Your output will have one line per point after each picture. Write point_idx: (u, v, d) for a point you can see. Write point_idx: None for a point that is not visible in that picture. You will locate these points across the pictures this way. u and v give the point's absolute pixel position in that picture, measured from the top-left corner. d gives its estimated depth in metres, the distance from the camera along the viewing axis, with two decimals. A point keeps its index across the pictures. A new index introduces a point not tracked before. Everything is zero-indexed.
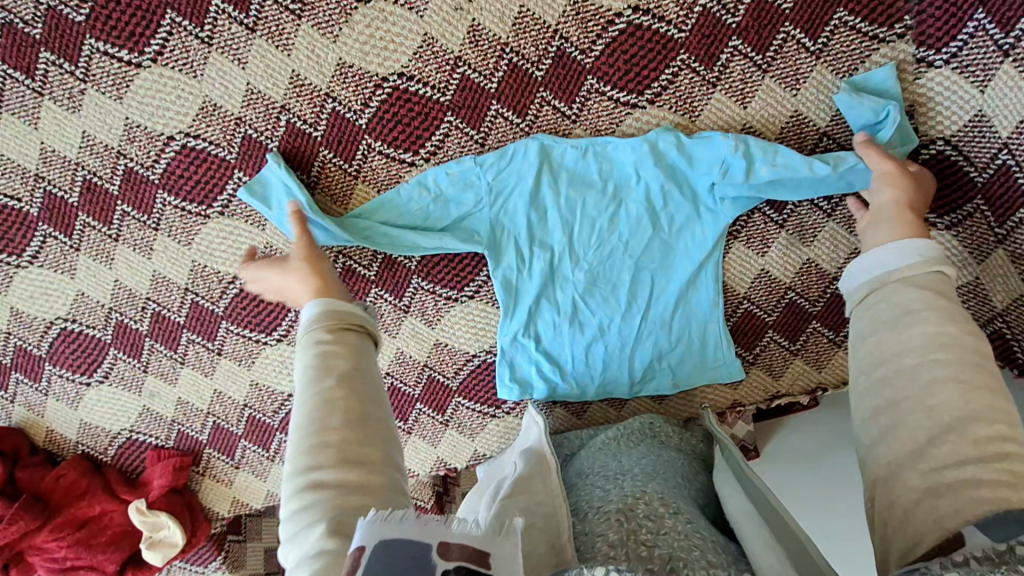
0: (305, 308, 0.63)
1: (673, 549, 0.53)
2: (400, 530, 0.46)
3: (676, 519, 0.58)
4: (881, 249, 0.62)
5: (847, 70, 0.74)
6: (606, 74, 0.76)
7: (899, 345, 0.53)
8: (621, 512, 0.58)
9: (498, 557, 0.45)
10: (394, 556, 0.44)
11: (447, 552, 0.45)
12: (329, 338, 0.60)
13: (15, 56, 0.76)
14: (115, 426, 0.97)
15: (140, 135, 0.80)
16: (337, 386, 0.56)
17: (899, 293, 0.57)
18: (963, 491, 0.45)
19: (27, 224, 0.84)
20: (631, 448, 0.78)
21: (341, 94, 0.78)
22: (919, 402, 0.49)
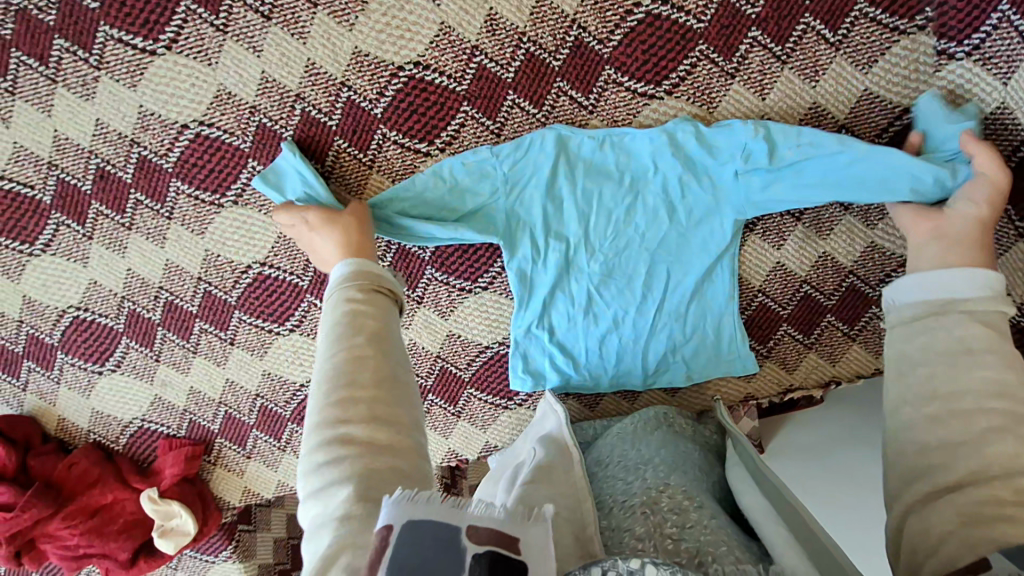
0: (337, 267, 0.64)
1: (700, 543, 0.55)
2: (427, 511, 0.46)
3: (701, 514, 0.60)
4: (948, 274, 0.63)
5: (867, 61, 0.74)
6: (624, 64, 0.76)
7: (957, 380, 0.54)
8: (645, 506, 0.60)
9: (527, 544, 0.46)
10: (422, 535, 0.44)
11: (476, 535, 0.45)
12: (356, 300, 0.61)
13: (27, 42, 0.75)
14: (127, 415, 0.97)
15: (154, 123, 0.79)
16: (368, 344, 0.57)
17: (959, 324, 0.58)
18: (998, 527, 0.45)
19: (40, 213, 0.83)
20: (648, 439, 0.78)
21: (357, 83, 0.77)
22: (966, 439, 0.50)
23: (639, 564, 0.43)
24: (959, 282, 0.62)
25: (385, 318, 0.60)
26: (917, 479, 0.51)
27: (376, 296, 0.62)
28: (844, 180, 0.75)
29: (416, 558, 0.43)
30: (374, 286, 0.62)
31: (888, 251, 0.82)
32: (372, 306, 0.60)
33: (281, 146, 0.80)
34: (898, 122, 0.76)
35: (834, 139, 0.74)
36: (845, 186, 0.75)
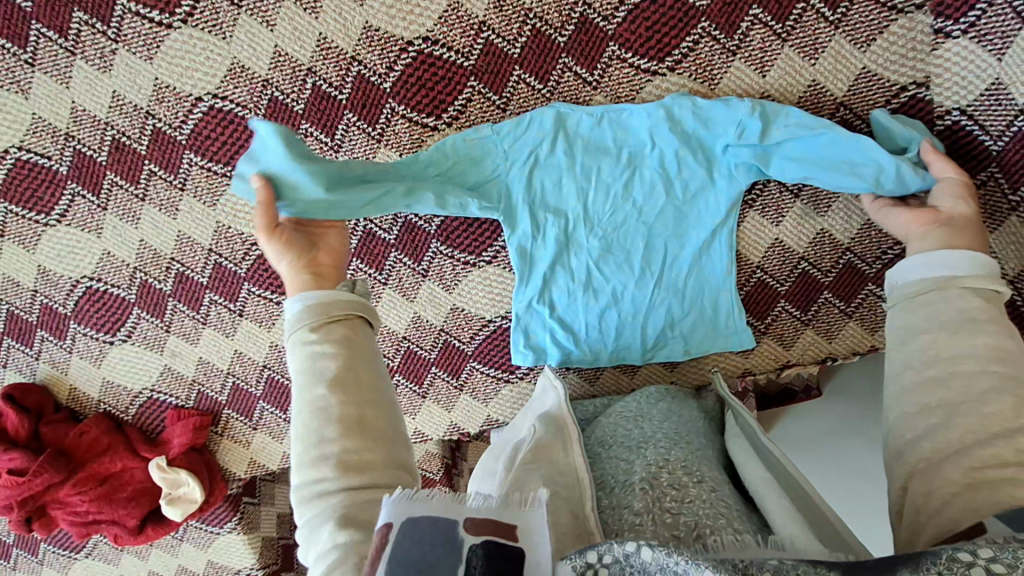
0: (290, 303, 0.62)
1: (699, 517, 0.56)
2: (425, 508, 0.48)
3: (700, 489, 0.61)
4: (940, 252, 0.62)
5: (866, 39, 0.75)
6: (628, 41, 0.77)
7: (958, 347, 0.54)
8: (644, 481, 0.61)
9: (524, 531, 0.47)
10: (421, 530, 0.46)
11: (474, 527, 0.47)
12: (318, 340, 0.59)
13: (48, 15, 0.77)
14: (137, 385, 0.99)
15: (168, 95, 0.81)
16: (330, 393, 0.57)
17: (959, 298, 0.58)
18: (1001, 487, 0.46)
19: (57, 183, 0.85)
20: (649, 414, 0.79)
21: (367, 57, 0.79)
22: (968, 402, 0.51)
23: (635, 547, 0.42)
24: (959, 260, 0.61)
25: (350, 357, 0.59)
26: (920, 443, 0.52)
27: (342, 330, 0.61)
28: (824, 168, 0.76)
29: (417, 549, 0.44)
30: (332, 321, 0.61)
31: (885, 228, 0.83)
32: (335, 345, 0.59)
33: (292, 119, 0.82)
34: (895, 100, 0.77)
35: (819, 124, 0.76)
36: (823, 170, 0.76)
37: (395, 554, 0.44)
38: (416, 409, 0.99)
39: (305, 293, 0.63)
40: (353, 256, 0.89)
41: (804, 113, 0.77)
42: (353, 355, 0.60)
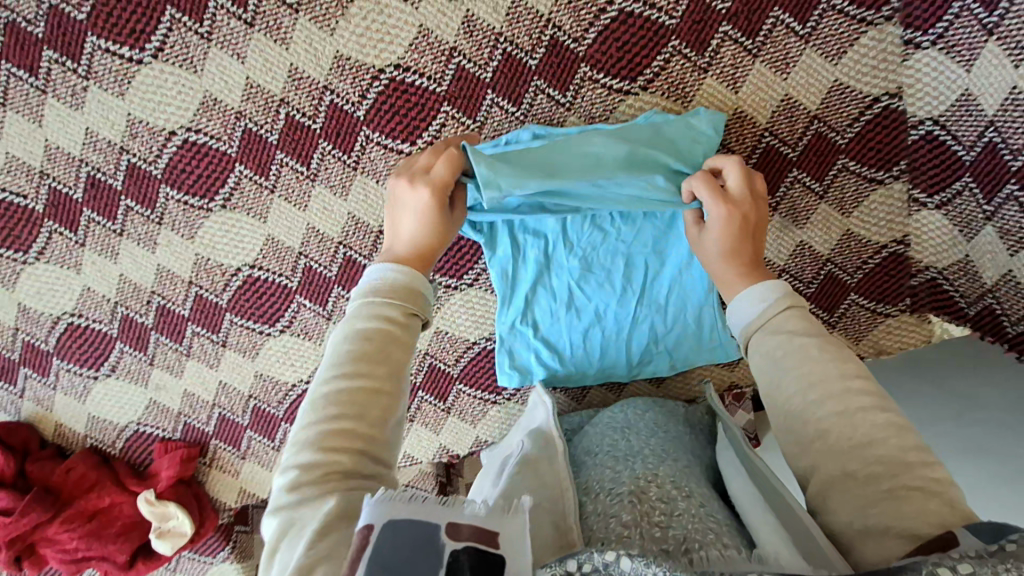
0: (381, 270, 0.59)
1: (688, 531, 0.54)
2: (405, 511, 0.46)
3: (689, 503, 0.59)
4: (743, 301, 0.61)
5: (836, 52, 0.76)
6: (599, 61, 0.77)
7: (791, 398, 0.53)
8: (633, 494, 0.59)
9: (505, 536, 0.45)
10: (400, 533, 0.44)
11: (455, 532, 0.45)
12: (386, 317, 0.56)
13: (18, 54, 0.77)
14: (123, 420, 0.98)
15: (142, 130, 0.81)
16: (385, 381, 0.54)
17: (786, 348, 0.54)
18: (922, 501, 0.44)
19: (33, 222, 0.85)
20: (636, 428, 0.78)
21: (339, 87, 0.79)
22: (854, 444, 0.48)
23: (615, 556, 0.41)
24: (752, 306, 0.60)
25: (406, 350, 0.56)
26: (841, 484, 0.48)
27: (415, 320, 0.58)
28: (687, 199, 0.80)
29: (397, 556, 0.42)
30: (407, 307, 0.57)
31: (864, 238, 0.84)
32: (400, 328, 0.56)
33: (267, 149, 0.82)
34: (867, 112, 0.78)
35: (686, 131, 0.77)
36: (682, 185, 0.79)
37: (375, 560, 0.42)
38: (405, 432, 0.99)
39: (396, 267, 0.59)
40: (334, 284, 0.88)
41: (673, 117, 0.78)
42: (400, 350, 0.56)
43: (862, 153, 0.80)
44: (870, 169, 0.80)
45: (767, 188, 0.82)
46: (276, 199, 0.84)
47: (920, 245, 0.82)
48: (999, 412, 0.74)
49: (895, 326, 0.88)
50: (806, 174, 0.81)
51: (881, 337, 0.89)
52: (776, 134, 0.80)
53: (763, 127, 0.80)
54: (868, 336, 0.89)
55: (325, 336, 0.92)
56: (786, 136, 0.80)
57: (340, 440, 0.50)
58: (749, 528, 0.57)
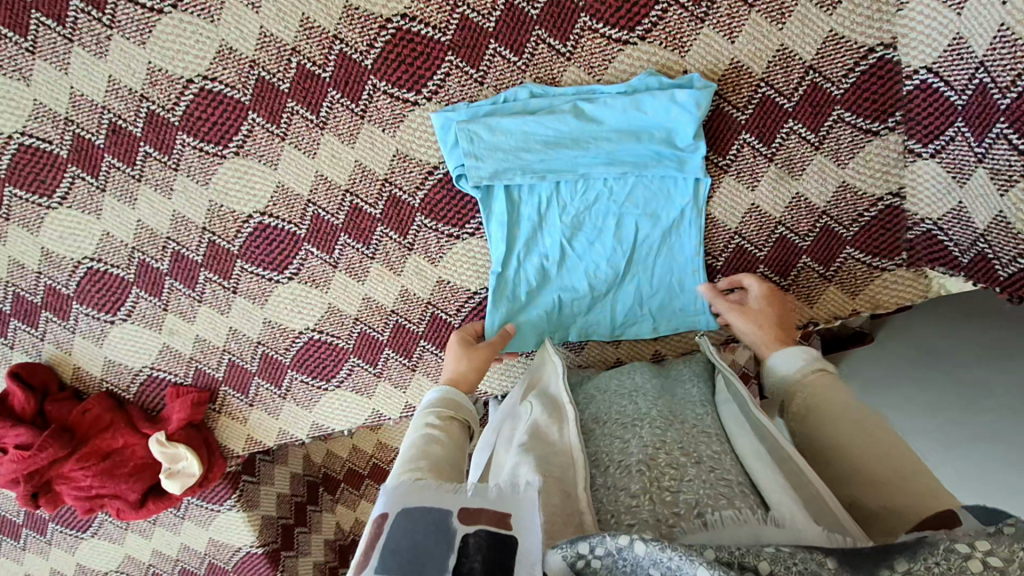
0: (428, 396, 0.74)
1: (699, 497, 0.56)
2: (420, 500, 0.53)
3: (699, 469, 0.60)
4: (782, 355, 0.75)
5: (831, 2, 0.78)
6: (599, 12, 0.80)
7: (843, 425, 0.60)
8: (643, 463, 0.61)
9: (517, 517, 0.50)
10: (415, 518, 0.51)
11: (465, 517, 0.51)
12: (434, 424, 0.69)
13: (48, 4, 0.81)
14: (137, 364, 1.02)
15: (161, 78, 0.85)
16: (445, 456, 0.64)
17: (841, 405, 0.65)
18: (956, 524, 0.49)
19: (57, 166, 0.89)
20: (642, 391, 0.80)
21: (348, 36, 0.82)
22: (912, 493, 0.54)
23: (627, 541, 0.42)
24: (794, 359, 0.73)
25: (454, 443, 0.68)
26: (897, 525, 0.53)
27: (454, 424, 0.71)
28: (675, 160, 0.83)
29: (410, 534, 0.50)
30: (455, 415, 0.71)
31: (860, 190, 0.85)
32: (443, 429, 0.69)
33: (279, 98, 0.85)
34: (862, 63, 0.80)
35: (674, 92, 0.80)
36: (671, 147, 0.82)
37: (390, 539, 0.50)
38: (407, 382, 1.01)
39: (439, 393, 0.75)
40: (341, 232, 0.92)
41: (663, 78, 0.82)
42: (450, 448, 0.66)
43: (858, 104, 0.81)
44: (866, 120, 0.82)
45: (762, 138, 0.84)
46: (287, 146, 0.88)
47: (914, 196, 0.83)
48: (1007, 400, 0.81)
49: (892, 280, 0.88)
50: (802, 125, 0.83)
51: (877, 292, 0.89)
52: (771, 83, 0.82)
53: (759, 77, 0.82)
54: (865, 290, 0.89)
55: (331, 283, 0.95)
56: (782, 85, 0.82)
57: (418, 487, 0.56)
58: (761, 489, 0.59)
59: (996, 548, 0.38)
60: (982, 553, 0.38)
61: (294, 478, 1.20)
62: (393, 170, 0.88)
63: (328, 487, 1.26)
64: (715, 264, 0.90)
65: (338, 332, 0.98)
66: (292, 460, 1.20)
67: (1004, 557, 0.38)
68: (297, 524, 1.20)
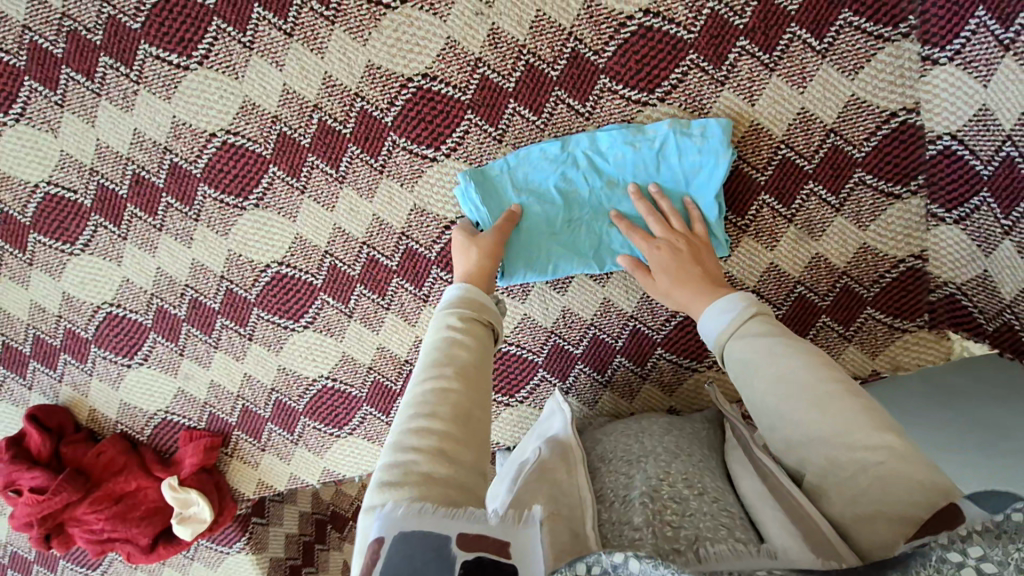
0: (452, 289, 0.71)
1: (700, 530, 0.56)
2: (418, 522, 0.49)
3: (701, 501, 0.61)
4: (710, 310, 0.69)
5: (853, 67, 0.78)
6: (618, 74, 0.80)
7: (753, 397, 0.59)
8: (645, 495, 0.61)
9: (517, 548, 0.50)
10: (412, 545, 0.47)
11: (466, 543, 0.48)
12: (456, 326, 0.66)
13: (77, 60, 0.83)
14: (152, 407, 1.02)
15: (185, 132, 0.86)
16: (457, 381, 0.61)
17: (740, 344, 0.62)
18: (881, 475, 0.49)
19: (81, 215, 0.91)
20: (649, 431, 0.79)
21: (369, 94, 0.83)
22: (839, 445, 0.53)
23: (622, 558, 0.42)
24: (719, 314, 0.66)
25: (477, 353, 0.65)
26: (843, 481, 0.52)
27: (475, 325, 0.67)
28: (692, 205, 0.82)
29: (409, 565, 0.45)
30: (478, 316, 0.68)
31: (881, 251, 0.84)
32: (461, 332, 0.66)
33: (300, 152, 0.86)
34: (884, 126, 0.79)
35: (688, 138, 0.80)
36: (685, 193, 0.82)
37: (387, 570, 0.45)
38: None
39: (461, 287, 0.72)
40: (357, 282, 0.92)
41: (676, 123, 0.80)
42: (475, 354, 0.65)
43: (879, 168, 0.81)
44: (887, 183, 0.81)
45: (782, 200, 0.84)
46: (305, 199, 0.88)
47: (938, 260, 0.82)
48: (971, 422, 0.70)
49: (910, 342, 0.87)
50: (822, 187, 0.82)
51: (898, 353, 0.88)
52: (791, 146, 0.81)
53: (778, 140, 0.81)
54: (885, 350, 0.89)
55: (346, 332, 0.95)
56: (802, 147, 0.81)
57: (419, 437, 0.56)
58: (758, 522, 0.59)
59: (991, 551, 0.37)
60: (975, 560, 0.36)
61: (302, 518, 1.19)
62: (410, 224, 0.89)
63: (336, 525, 1.24)
64: None
65: (351, 380, 0.98)
66: (301, 499, 1.19)
67: (998, 561, 0.36)
68: (304, 564, 1.18)
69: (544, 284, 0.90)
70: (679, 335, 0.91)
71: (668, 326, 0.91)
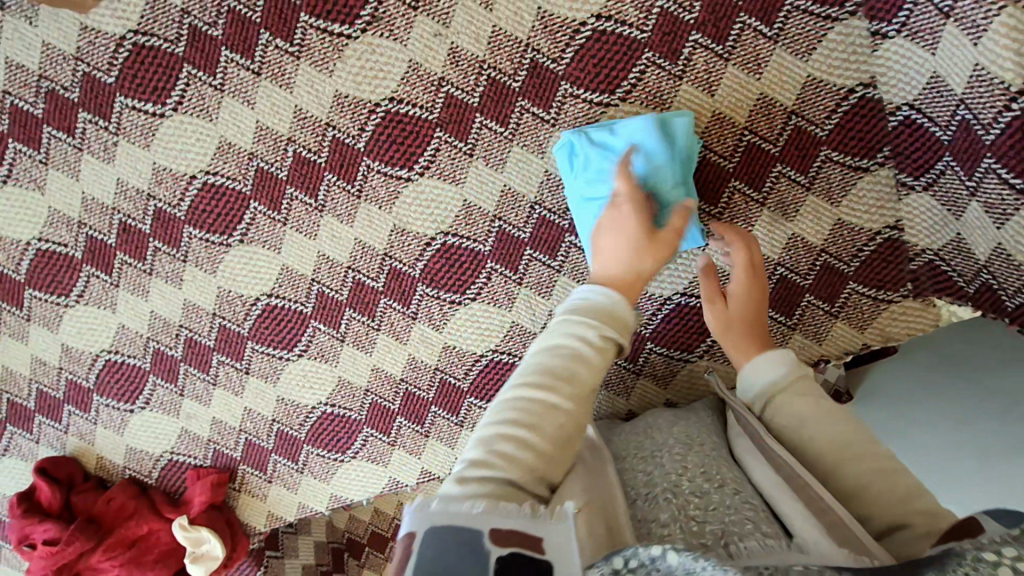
0: (589, 291, 0.67)
1: (725, 524, 0.56)
2: (449, 516, 0.50)
3: (722, 494, 0.61)
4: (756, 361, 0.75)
5: (806, 49, 0.79)
6: (578, 78, 0.82)
7: (817, 439, 0.65)
8: (667, 491, 0.62)
9: (549, 542, 0.50)
10: (443, 539, 0.48)
11: (497, 538, 0.49)
12: (591, 341, 0.62)
13: (58, 118, 0.86)
14: (158, 449, 1.03)
15: (166, 177, 0.89)
16: (569, 403, 0.60)
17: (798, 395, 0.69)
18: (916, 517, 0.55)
19: (73, 267, 0.93)
20: (658, 426, 0.80)
21: (339, 122, 0.85)
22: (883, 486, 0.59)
23: (661, 550, 0.43)
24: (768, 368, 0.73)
25: (597, 374, 0.62)
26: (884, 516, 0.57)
27: (609, 345, 0.63)
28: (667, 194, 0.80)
29: (443, 561, 0.46)
30: (612, 332, 0.63)
31: (856, 225, 0.85)
32: (592, 350, 0.62)
33: (278, 185, 0.88)
34: (843, 103, 0.81)
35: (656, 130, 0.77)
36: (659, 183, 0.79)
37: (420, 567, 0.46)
38: (421, 448, 1.00)
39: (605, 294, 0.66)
40: (346, 306, 0.93)
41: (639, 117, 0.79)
42: (596, 373, 0.62)
43: (844, 143, 0.82)
44: (854, 158, 0.82)
45: (752, 184, 0.85)
46: (288, 230, 0.90)
47: (913, 229, 0.82)
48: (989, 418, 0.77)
49: (898, 313, 0.87)
50: (791, 168, 0.84)
51: (888, 324, 0.88)
52: (755, 131, 0.83)
53: (741, 127, 0.83)
54: (873, 323, 0.88)
55: (340, 357, 0.96)
56: (765, 131, 0.83)
57: (513, 445, 0.57)
58: (780, 514, 0.59)
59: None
60: (1011, 559, 0.39)
61: (318, 548, 1.21)
62: (392, 244, 0.90)
63: (353, 552, 1.25)
64: None
65: (349, 404, 0.98)
66: (314, 529, 1.22)
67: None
68: None
69: (529, 291, 0.91)
70: (667, 328, 0.92)
71: (654, 319, 0.92)
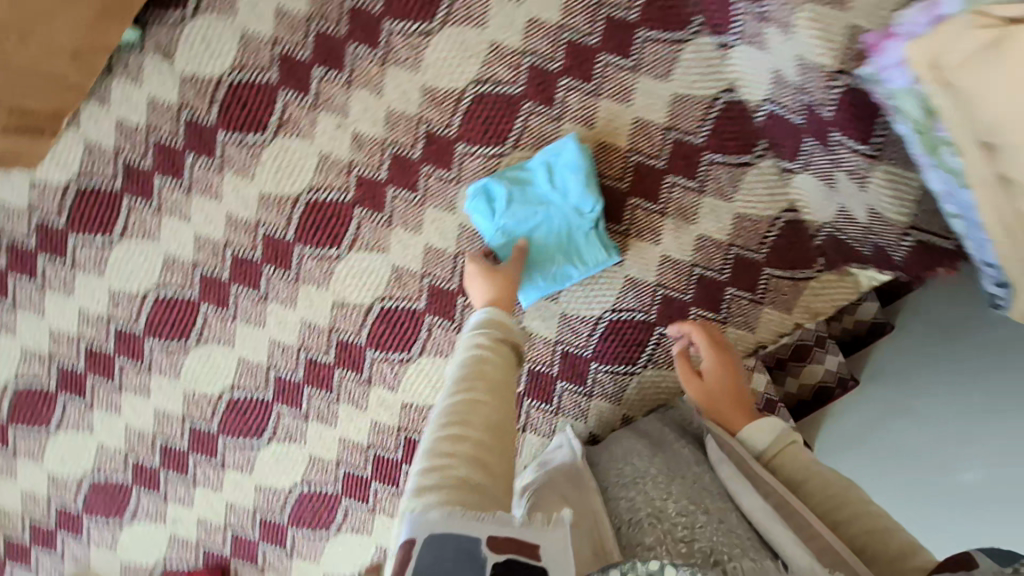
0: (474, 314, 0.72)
1: (712, 544, 0.58)
2: (446, 525, 0.50)
3: (708, 516, 0.63)
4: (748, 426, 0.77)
5: (666, 71, 0.88)
6: (471, 137, 0.90)
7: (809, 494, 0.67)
8: (652, 517, 0.64)
9: (546, 549, 0.51)
10: (443, 546, 0.49)
11: (496, 546, 0.50)
12: (484, 344, 0.66)
13: (20, 265, 0.95)
14: (149, 561, 1.05)
15: (122, 298, 0.96)
16: (488, 395, 0.61)
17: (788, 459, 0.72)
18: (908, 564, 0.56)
19: (49, 398, 0.99)
20: (636, 447, 0.83)
21: (267, 218, 0.93)
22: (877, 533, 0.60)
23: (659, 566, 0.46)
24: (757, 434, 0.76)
25: (505, 370, 0.65)
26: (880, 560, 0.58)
27: (502, 344, 0.67)
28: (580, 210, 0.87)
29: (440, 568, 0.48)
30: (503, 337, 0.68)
31: (755, 215, 0.91)
32: (491, 351, 0.66)
33: (223, 285, 0.95)
34: (712, 110, 0.88)
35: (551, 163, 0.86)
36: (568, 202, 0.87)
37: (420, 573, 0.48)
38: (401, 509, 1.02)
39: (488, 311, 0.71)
40: (303, 385, 0.98)
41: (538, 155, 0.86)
42: (503, 368, 0.65)
43: (722, 146, 0.89)
44: (735, 156, 0.89)
45: (649, 198, 0.91)
46: (238, 324, 0.96)
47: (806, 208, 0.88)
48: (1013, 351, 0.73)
49: (817, 286, 0.92)
50: (680, 176, 0.90)
51: (811, 300, 0.93)
52: (639, 151, 0.90)
53: (626, 149, 0.90)
54: (798, 302, 0.93)
55: (307, 435, 0.99)
56: (649, 149, 0.90)
57: (449, 445, 0.56)
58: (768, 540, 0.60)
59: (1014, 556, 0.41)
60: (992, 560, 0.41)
61: None
62: (335, 318, 0.95)
63: None
64: (649, 319, 0.94)
65: (324, 479, 1.00)
66: None
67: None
68: None
69: None
70: (607, 346, 0.95)
71: (593, 340, 0.95)
